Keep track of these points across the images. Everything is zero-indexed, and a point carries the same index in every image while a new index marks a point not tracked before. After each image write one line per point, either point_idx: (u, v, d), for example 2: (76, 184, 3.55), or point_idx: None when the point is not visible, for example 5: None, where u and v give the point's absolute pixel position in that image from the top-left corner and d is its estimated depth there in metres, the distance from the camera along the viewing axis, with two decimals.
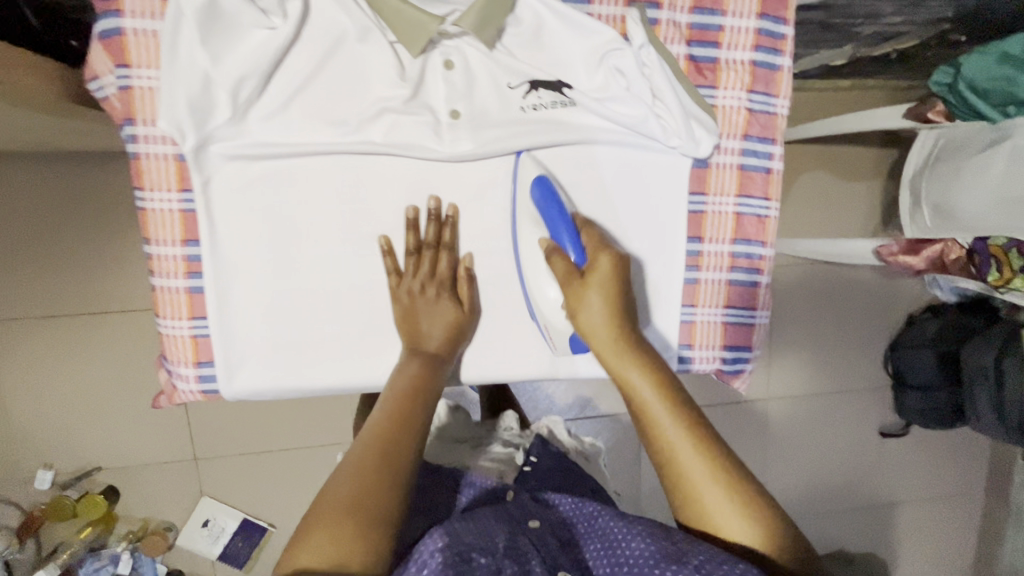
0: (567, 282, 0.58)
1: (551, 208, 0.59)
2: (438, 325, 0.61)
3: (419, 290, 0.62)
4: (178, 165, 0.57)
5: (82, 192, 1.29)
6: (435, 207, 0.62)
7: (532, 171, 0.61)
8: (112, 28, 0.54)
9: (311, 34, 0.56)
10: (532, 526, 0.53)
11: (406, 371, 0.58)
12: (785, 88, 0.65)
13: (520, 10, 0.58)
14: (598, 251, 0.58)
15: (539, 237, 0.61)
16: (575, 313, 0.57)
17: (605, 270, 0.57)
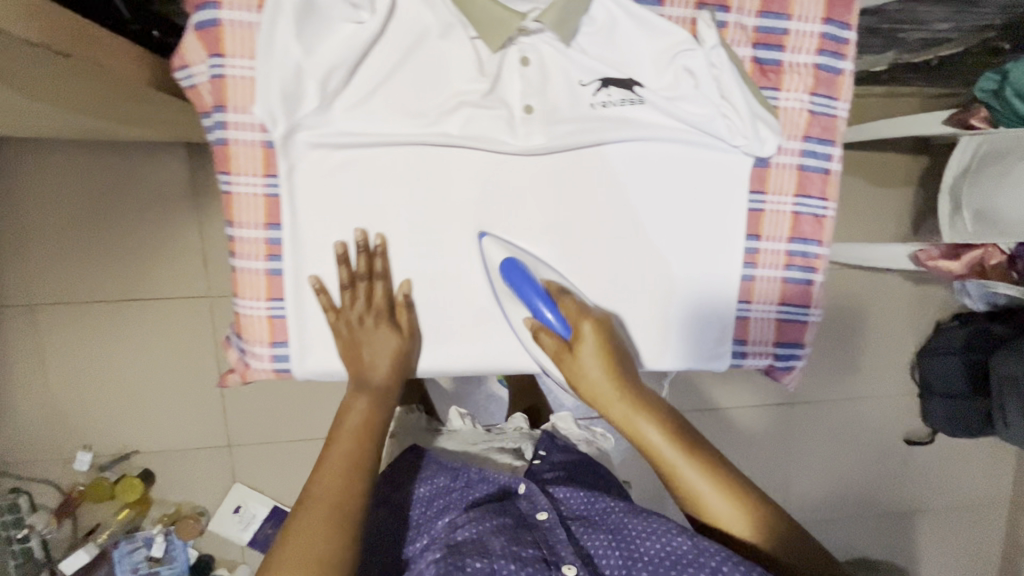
0: (559, 357, 0.62)
1: (522, 286, 0.62)
2: (383, 359, 0.64)
3: (367, 325, 0.64)
4: (265, 151, 0.60)
5: (128, 179, 1.31)
6: (362, 240, 0.63)
7: (498, 256, 0.64)
8: (210, 19, 0.57)
9: (397, 29, 0.59)
10: (541, 518, 0.63)
11: (354, 408, 0.63)
12: (846, 91, 0.67)
13: (595, 9, 0.60)
14: (580, 318, 0.62)
15: (523, 316, 0.64)
16: (579, 384, 0.61)
17: (592, 335, 0.61)
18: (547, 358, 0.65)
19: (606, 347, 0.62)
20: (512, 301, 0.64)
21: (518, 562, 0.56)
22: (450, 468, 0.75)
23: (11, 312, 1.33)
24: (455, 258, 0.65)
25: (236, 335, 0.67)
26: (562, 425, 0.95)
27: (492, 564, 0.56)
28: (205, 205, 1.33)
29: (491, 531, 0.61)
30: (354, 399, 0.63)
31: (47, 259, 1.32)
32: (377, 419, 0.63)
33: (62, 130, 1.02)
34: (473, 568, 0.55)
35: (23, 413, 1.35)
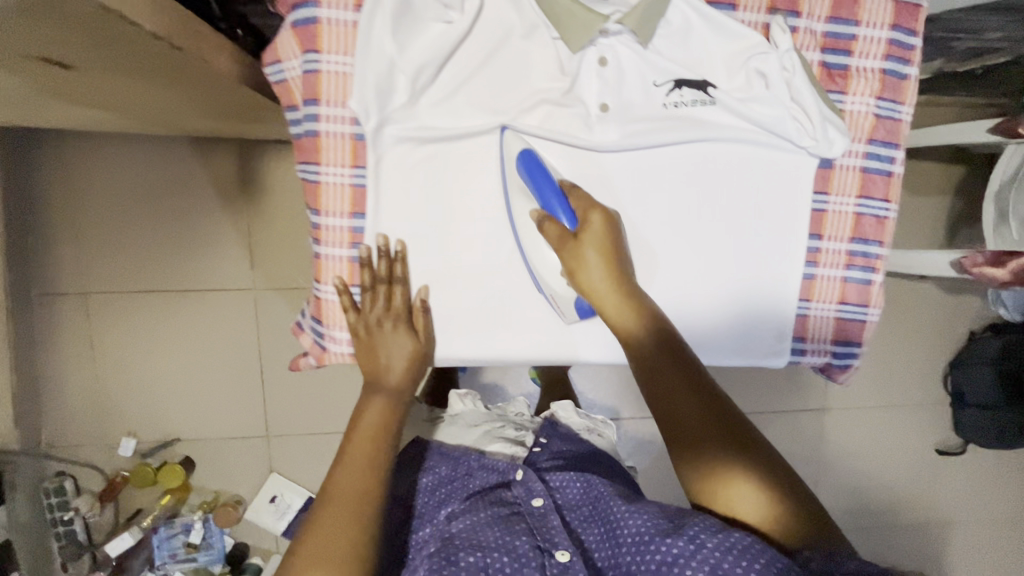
0: (561, 245, 0.62)
1: (540, 178, 0.62)
2: (397, 358, 0.65)
3: (383, 327, 0.65)
4: (354, 143, 0.63)
5: (179, 172, 1.34)
6: (384, 245, 0.65)
7: (516, 146, 0.63)
8: (308, 17, 0.60)
9: (483, 30, 0.62)
10: (536, 504, 0.63)
11: (368, 413, 0.63)
12: (911, 96, 0.68)
13: (672, 12, 0.62)
14: (589, 208, 0.64)
15: (531, 208, 0.64)
16: (579, 272, 0.63)
17: (598, 224, 0.63)
18: (546, 262, 0.65)
19: (606, 244, 0.63)
20: (523, 195, 0.64)
21: (509, 556, 0.56)
22: (451, 458, 0.75)
23: (62, 301, 1.35)
24: (490, 162, 0.65)
25: (314, 321, 0.70)
26: (562, 413, 0.93)
27: (486, 558, 0.55)
28: (252, 198, 1.35)
29: (485, 525, 0.60)
30: (368, 398, 0.64)
31: (98, 249, 1.35)
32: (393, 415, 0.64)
33: (129, 123, 1.06)
34: (467, 563, 0.54)
35: (71, 399, 1.39)
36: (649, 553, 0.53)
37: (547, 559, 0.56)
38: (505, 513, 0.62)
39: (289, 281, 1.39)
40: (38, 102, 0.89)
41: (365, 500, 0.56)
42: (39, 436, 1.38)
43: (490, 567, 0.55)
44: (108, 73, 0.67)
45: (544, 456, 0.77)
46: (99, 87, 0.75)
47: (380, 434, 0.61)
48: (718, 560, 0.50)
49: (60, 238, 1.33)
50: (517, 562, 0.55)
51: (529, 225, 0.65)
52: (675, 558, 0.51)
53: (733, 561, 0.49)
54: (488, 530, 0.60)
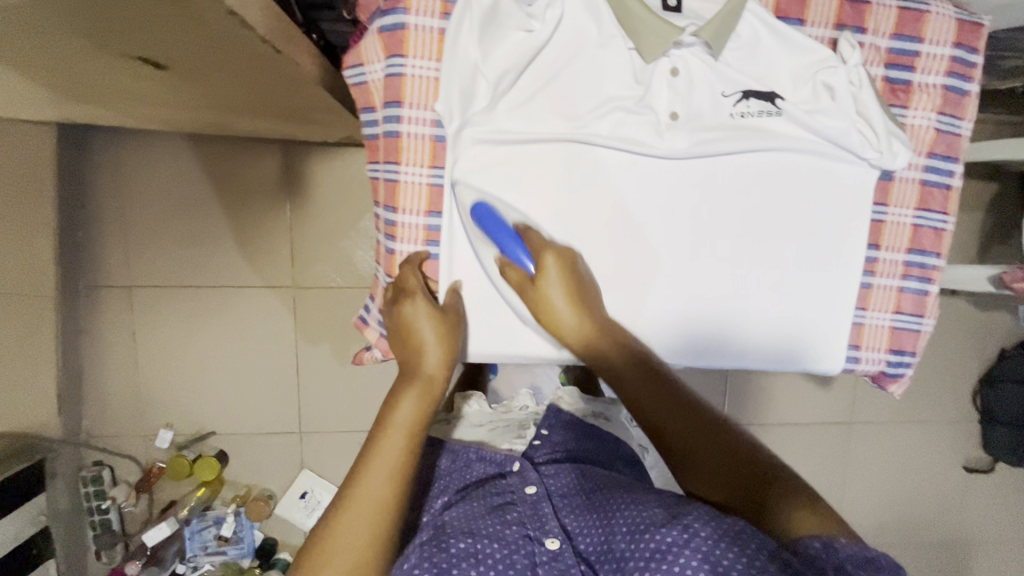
0: (522, 290, 0.64)
1: (494, 227, 0.64)
2: (432, 336, 0.63)
3: (417, 310, 0.64)
4: (434, 144, 0.66)
5: (226, 171, 1.37)
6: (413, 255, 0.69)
7: (468, 197, 0.65)
8: (397, 22, 0.63)
9: (561, 38, 0.64)
10: (529, 492, 0.67)
11: (401, 408, 0.59)
12: (971, 112, 0.70)
13: (742, 25, 0.64)
14: (543, 250, 0.63)
15: (494, 254, 0.66)
16: (545, 312, 0.63)
17: (553, 267, 0.63)
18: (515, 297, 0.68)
19: (568, 279, 0.64)
20: (484, 243, 0.66)
21: (498, 541, 0.58)
22: (451, 450, 0.80)
23: (110, 293, 1.39)
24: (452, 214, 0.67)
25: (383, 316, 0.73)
26: (566, 403, 0.97)
27: (475, 544, 0.57)
28: (296, 197, 1.38)
29: (480, 517, 0.63)
30: (401, 392, 0.60)
31: (145, 243, 1.38)
32: (428, 406, 0.60)
33: (188, 121, 1.09)
34: (457, 549, 0.56)
35: (113, 390, 1.42)
36: (644, 540, 0.52)
37: (536, 545, 0.59)
38: (497, 504, 0.66)
39: (328, 281, 1.41)
40: (113, 99, 0.93)
41: (387, 509, 0.54)
42: (80, 425, 1.41)
43: (480, 554, 0.56)
44: (196, 74, 0.71)
45: (542, 452, 0.79)
46: (181, 86, 0.78)
47: (413, 436, 0.58)
48: (715, 550, 0.47)
49: (111, 233, 1.37)
50: (509, 550, 0.57)
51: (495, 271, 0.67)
52: (669, 547, 0.49)
53: (723, 553, 0.47)
54: (479, 518, 0.63)
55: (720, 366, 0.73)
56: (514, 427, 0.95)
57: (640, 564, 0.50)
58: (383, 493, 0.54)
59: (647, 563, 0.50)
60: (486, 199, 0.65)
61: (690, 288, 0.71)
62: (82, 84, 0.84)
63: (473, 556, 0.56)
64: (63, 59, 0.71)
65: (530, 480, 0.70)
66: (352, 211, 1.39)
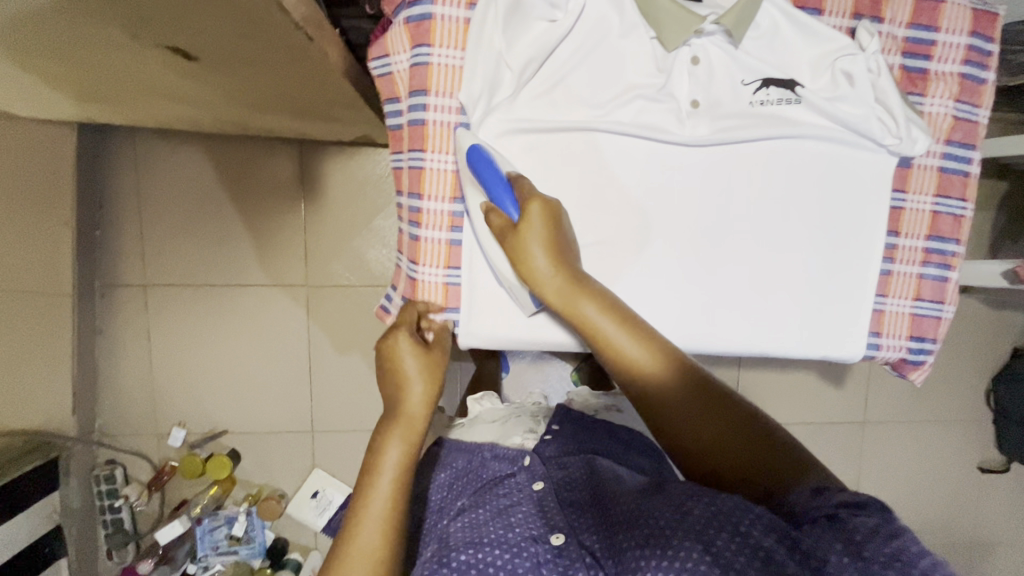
0: (502, 235, 0.62)
1: (488, 172, 0.63)
2: (415, 371, 0.62)
3: (398, 343, 0.63)
4: (458, 132, 0.67)
5: (240, 171, 1.39)
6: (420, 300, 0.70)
7: (467, 140, 0.64)
8: (423, 13, 0.64)
9: (583, 28, 0.65)
10: (538, 488, 0.67)
11: (387, 453, 0.58)
12: (988, 100, 0.71)
13: (761, 15, 0.66)
14: (529, 199, 0.62)
15: (481, 201, 0.65)
16: (523, 261, 0.61)
17: (538, 216, 0.61)
18: (494, 249, 0.66)
19: (552, 235, 0.62)
20: (474, 187, 0.65)
21: (502, 548, 0.57)
22: (467, 451, 0.78)
23: (126, 291, 1.40)
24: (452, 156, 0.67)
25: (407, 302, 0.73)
26: (577, 400, 0.97)
27: (477, 554, 0.57)
28: (310, 197, 1.39)
29: (486, 522, 0.62)
30: (386, 436, 0.59)
31: (161, 243, 1.40)
32: (416, 450, 0.60)
33: (210, 119, 1.11)
34: (460, 561, 0.56)
35: (128, 388, 1.43)
36: (643, 522, 0.54)
37: (540, 544, 0.58)
38: (506, 505, 0.65)
39: (341, 279, 1.42)
40: (141, 97, 0.95)
41: (380, 551, 0.54)
42: (94, 424, 1.41)
43: (483, 564, 0.56)
44: (227, 67, 0.72)
45: (551, 448, 0.77)
46: (209, 80, 0.80)
47: (402, 479, 0.58)
48: (705, 529, 0.50)
49: (131, 233, 1.39)
50: (512, 554, 0.57)
51: (479, 216, 0.66)
52: (665, 527, 0.52)
53: (716, 536, 0.49)
54: (482, 526, 0.62)
55: (739, 353, 0.73)
56: (526, 421, 0.90)
57: (638, 549, 0.52)
58: (372, 533, 0.55)
59: (646, 544, 0.52)
60: (483, 144, 0.64)
61: (712, 276, 0.71)
62: (111, 81, 0.86)
63: (474, 566, 0.56)
64: (97, 54, 0.73)
65: (537, 475, 0.70)
66: (366, 210, 1.40)
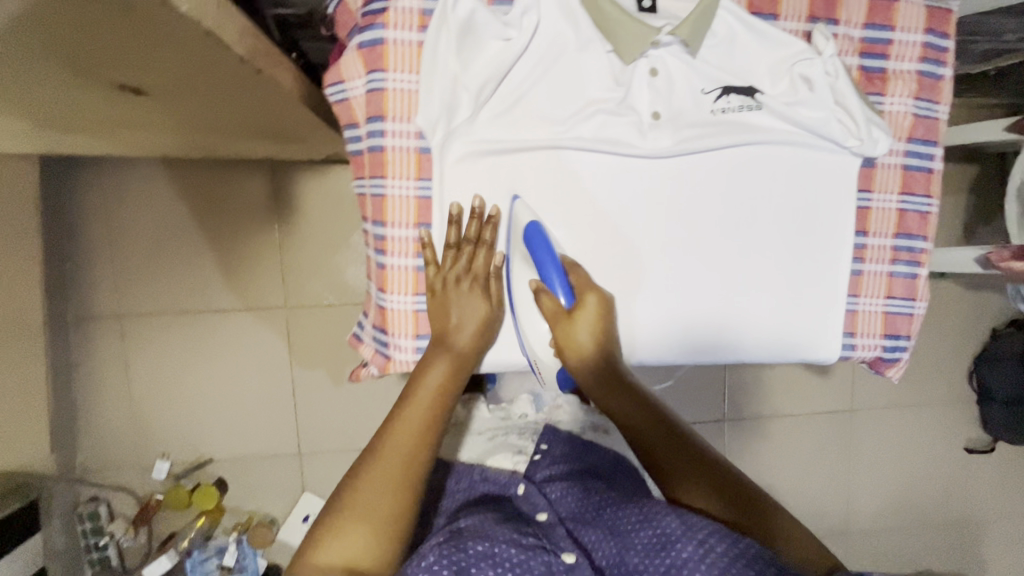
0: (554, 320, 0.64)
1: (541, 253, 0.64)
2: (472, 316, 0.66)
3: (473, 302, 0.66)
4: (418, 156, 0.66)
5: (212, 195, 1.37)
6: (479, 207, 0.66)
7: (524, 218, 0.66)
8: (375, 37, 0.63)
9: (540, 44, 0.64)
10: (540, 517, 0.66)
11: (432, 371, 0.63)
12: (947, 96, 0.71)
13: (717, 24, 0.66)
14: (585, 290, 0.65)
15: (531, 278, 0.66)
16: (568, 344, 0.65)
17: (592, 305, 0.65)
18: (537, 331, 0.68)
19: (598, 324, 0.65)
20: (527, 265, 0.67)
21: (517, 547, 0.56)
22: (458, 472, 0.79)
23: (100, 323, 1.37)
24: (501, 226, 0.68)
25: (378, 331, 0.70)
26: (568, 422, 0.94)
27: (492, 547, 0.55)
28: (284, 218, 1.38)
29: (496, 526, 0.61)
30: (434, 358, 0.64)
31: (134, 273, 1.37)
32: (455, 381, 0.64)
33: (174, 145, 1.08)
34: (476, 550, 0.54)
35: (108, 421, 1.39)
36: (659, 558, 0.54)
37: (552, 554, 0.57)
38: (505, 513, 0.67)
39: (322, 298, 1.40)
40: (97, 127, 0.93)
41: (415, 447, 0.58)
42: (75, 460, 1.38)
43: (497, 557, 0.54)
44: (178, 98, 0.70)
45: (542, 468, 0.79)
46: (165, 110, 0.78)
47: (443, 394, 0.62)
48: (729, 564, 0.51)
49: (103, 263, 1.36)
50: (526, 554, 0.55)
51: (527, 293, 0.68)
52: (686, 561, 0.52)
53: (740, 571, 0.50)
54: (492, 527, 0.61)
55: (715, 362, 0.73)
56: (513, 442, 0.95)
57: None
58: (411, 434, 0.59)
59: None
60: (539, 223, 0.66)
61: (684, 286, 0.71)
62: (63, 115, 0.83)
63: (490, 557, 0.54)
64: (46, 91, 0.71)
65: (540, 506, 0.68)
66: (343, 226, 1.39)
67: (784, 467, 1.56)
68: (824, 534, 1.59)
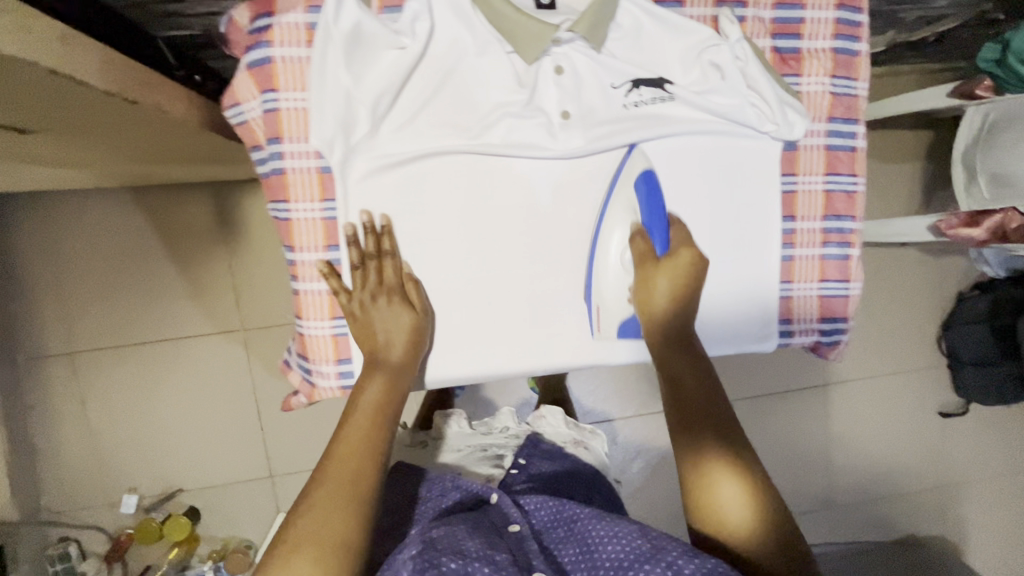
0: (642, 260, 0.64)
1: (654, 201, 0.65)
2: (397, 329, 0.63)
3: (399, 316, 0.63)
4: (321, 176, 0.63)
5: (153, 223, 1.33)
6: (368, 221, 0.63)
7: (640, 164, 0.66)
8: (263, 56, 0.60)
9: (438, 51, 0.62)
10: (512, 531, 0.61)
11: (368, 389, 0.60)
12: (864, 72, 0.70)
13: (621, 15, 0.64)
14: (683, 244, 0.66)
15: (631, 220, 0.65)
16: (646, 292, 0.64)
17: (682, 261, 0.65)
18: (614, 268, 0.66)
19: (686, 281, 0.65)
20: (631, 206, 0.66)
21: (491, 566, 0.53)
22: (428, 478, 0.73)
23: (51, 363, 1.34)
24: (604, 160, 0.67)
25: (301, 357, 0.69)
26: (548, 426, 0.92)
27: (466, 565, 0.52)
28: (231, 240, 1.35)
29: (466, 535, 0.58)
30: (366, 378, 0.60)
31: (81, 308, 1.34)
32: (394, 393, 0.60)
33: (98, 177, 1.05)
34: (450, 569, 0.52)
35: (69, 462, 1.36)
36: None
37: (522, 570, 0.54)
38: (472, 518, 0.63)
39: (280, 317, 1.37)
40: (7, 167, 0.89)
41: (360, 473, 0.54)
42: (39, 503, 1.35)
43: None
44: (66, 133, 0.67)
45: (520, 480, 0.77)
46: (66, 146, 0.75)
47: (381, 413, 0.58)
48: None
49: (47, 302, 1.33)
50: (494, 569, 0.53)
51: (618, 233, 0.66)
52: None
53: None
54: (465, 537, 0.57)
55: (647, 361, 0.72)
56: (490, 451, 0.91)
57: None
58: (354, 458, 0.54)
59: None
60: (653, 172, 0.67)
61: None
62: None
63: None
64: None
65: (512, 516, 0.64)
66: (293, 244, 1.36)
67: (761, 446, 1.56)
68: (806, 509, 1.59)
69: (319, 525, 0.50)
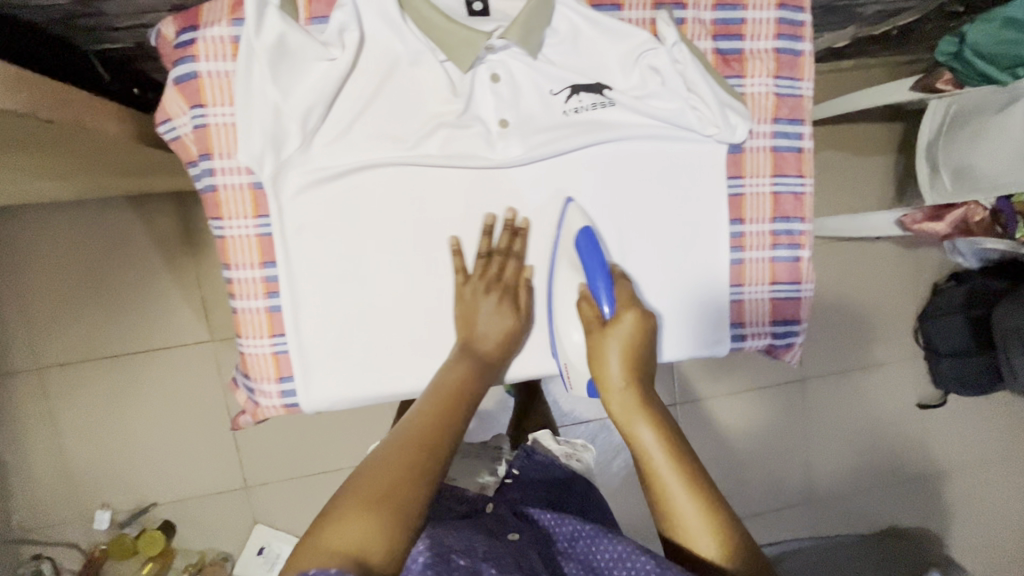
0: (589, 326, 0.60)
1: (593, 258, 0.62)
2: (501, 326, 0.64)
3: (509, 317, 0.65)
4: (253, 193, 0.62)
5: (116, 235, 1.32)
6: (491, 223, 0.66)
7: (578, 221, 0.65)
8: (188, 72, 0.59)
9: (369, 60, 0.61)
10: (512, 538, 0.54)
11: (454, 371, 0.59)
12: (808, 71, 0.69)
13: (557, 20, 0.63)
14: (626, 306, 0.60)
15: (577, 281, 0.63)
16: (597, 360, 0.58)
17: (630, 324, 0.58)
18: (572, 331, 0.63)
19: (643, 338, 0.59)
20: (574, 267, 0.64)
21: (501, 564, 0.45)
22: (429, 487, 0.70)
23: (18, 379, 1.32)
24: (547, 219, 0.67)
25: (243, 376, 0.68)
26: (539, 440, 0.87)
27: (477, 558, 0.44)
28: (195, 252, 1.33)
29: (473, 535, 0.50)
30: (456, 360, 0.60)
31: (47, 323, 1.32)
32: (478, 379, 0.59)
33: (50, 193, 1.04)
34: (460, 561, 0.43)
35: (40, 478, 1.35)
36: None
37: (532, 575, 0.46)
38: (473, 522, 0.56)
39: None
40: None
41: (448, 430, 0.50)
42: (11, 520, 1.34)
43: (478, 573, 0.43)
44: None
45: (514, 490, 0.72)
46: None
47: (469, 389, 0.57)
48: None
49: (10, 318, 1.31)
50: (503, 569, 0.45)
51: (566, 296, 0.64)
52: None
53: None
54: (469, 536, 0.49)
55: None
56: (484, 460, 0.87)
57: None
58: (439, 417, 0.52)
59: None
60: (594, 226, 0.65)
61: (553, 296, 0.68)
62: None
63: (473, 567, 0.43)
64: None
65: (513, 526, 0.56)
66: None
67: (739, 442, 1.56)
68: (786, 503, 1.59)
69: (393, 465, 0.45)
